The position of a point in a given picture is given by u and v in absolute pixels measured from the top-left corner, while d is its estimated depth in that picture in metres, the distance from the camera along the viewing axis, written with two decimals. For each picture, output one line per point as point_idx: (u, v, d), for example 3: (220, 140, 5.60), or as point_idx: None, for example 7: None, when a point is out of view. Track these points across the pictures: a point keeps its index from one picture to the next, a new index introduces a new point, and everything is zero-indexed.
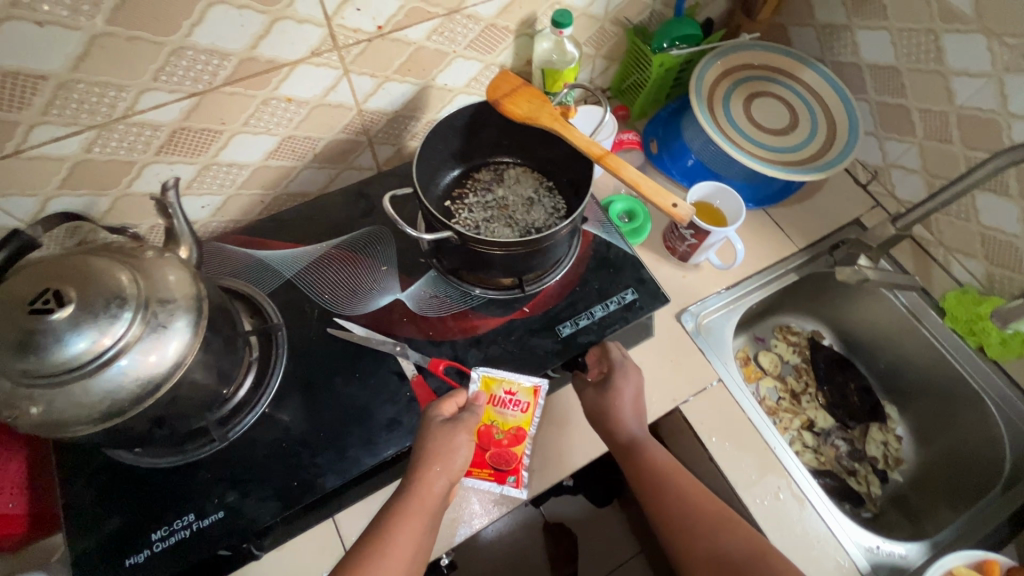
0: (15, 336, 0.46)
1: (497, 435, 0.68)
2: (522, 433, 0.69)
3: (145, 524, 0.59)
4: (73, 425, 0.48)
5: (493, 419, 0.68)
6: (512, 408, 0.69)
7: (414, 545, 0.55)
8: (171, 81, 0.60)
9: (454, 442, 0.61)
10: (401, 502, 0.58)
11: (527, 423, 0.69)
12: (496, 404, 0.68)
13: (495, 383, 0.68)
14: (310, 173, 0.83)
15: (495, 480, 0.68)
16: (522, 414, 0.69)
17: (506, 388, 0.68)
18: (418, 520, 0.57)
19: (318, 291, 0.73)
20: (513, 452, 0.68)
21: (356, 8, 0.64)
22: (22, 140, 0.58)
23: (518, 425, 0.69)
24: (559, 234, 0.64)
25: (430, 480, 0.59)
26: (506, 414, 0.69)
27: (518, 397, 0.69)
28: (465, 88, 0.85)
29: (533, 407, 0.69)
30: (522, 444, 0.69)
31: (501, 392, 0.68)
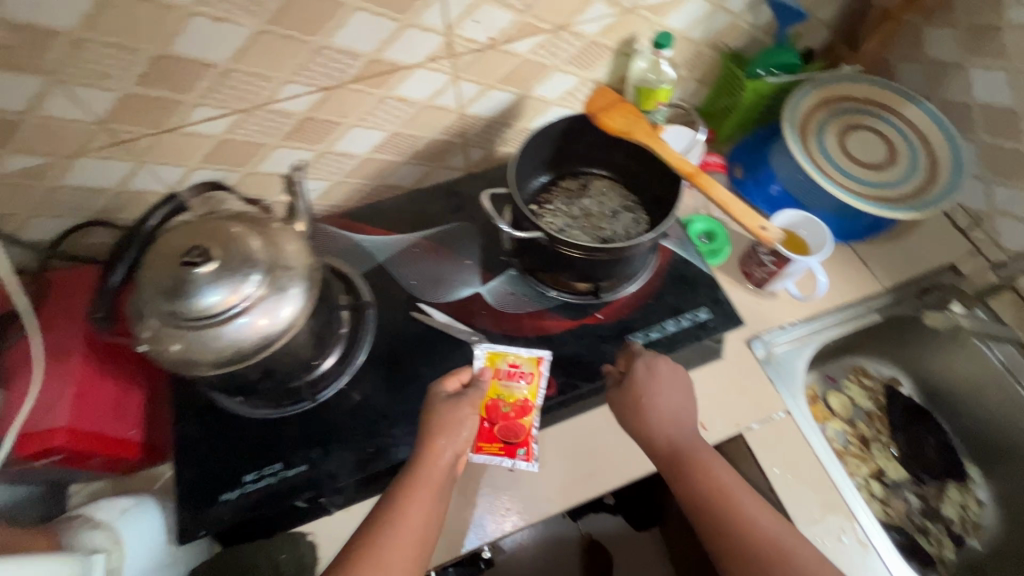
0: (168, 283, 0.54)
1: (504, 409, 0.68)
2: (527, 405, 0.69)
3: (239, 467, 0.65)
4: (198, 367, 0.55)
5: (498, 393, 0.69)
6: (519, 381, 0.70)
7: (424, 517, 0.57)
8: (309, 76, 0.68)
9: (458, 416, 0.63)
10: (408, 477, 0.59)
11: (533, 395, 0.69)
12: (502, 378, 0.70)
13: (500, 357, 0.71)
14: (408, 168, 0.90)
15: (506, 455, 0.68)
16: (528, 386, 0.70)
17: (509, 361, 0.71)
18: (425, 493, 0.58)
19: (406, 277, 0.79)
20: (521, 424, 0.68)
21: (475, 20, 0.70)
22: (183, 118, 0.66)
23: (525, 398, 0.69)
24: (643, 244, 0.67)
25: (437, 454, 0.60)
26: (512, 387, 0.69)
27: (523, 369, 0.71)
28: (559, 100, 0.89)
29: (536, 378, 0.70)
30: (527, 417, 0.68)
31: (505, 366, 0.71)
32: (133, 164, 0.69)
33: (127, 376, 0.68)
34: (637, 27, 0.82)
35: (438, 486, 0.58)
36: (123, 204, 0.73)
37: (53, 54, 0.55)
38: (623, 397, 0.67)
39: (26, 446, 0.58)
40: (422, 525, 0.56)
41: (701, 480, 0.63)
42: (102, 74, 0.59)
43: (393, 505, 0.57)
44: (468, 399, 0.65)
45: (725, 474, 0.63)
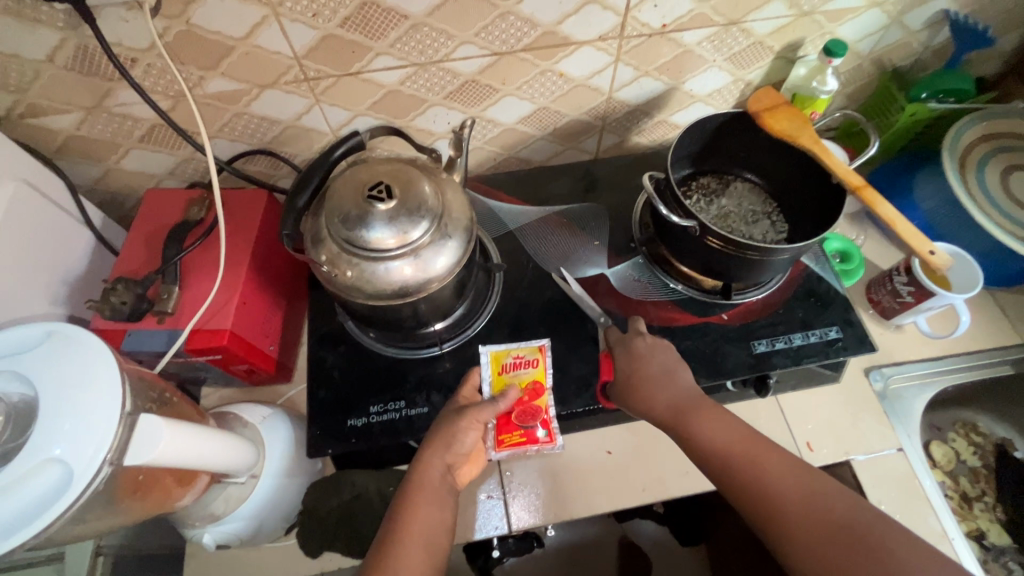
0: (352, 213, 0.57)
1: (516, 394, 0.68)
2: (539, 387, 0.69)
3: (367, 398, 0.69)
4: (353, 294, 0.60)
5: (508, 383, 0.69)
6: (524, 367, 0.70)
7: (429, 524, 0.55)
8: (486, 39, 0.70)
9: (449, 430, 0.61)
10: (404, 490, 0.58)
11: (542, 377, 0.69)
12: (507, 369, 0.70)
13: (503, 354, 0.71)
14: (543, 144, 0.91)
15: (528, 441, 0.67)
16: (534, 370, 0.70)
17: (513, 354, 0.71)
18: (427, 500, 0.57)
19: (535, 248, 0.81)
20: (536, 406, 0.68)
21: (654, 4, 0.70)
22: (366, 65, 0.70)
23: (534, 380, 0.69)
24: (780, 256, 0.65)
25: (436, 460, 0.59)
26: (519, 375, 0.69)
27: (525, 358, 0.71)
28: (706, 97, 0.88)
29: (543, 360, 0.71)
30: (543, 397, 0.68)
31: (509, 359, 0.71)
32: (311, 101, 0.74)
33: (276, 296, 0.72)
34: (807, 32, 0.80)
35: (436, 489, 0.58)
36: (291, 138, 0.79)
37: None
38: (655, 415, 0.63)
39: (194, 342, 0.63)
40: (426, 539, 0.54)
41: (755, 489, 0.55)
42: (313, 12, 0.63)
43: (398, 520, 0.55)
44: (471, 408, 0.62)
45: (783, 480, 0.55)
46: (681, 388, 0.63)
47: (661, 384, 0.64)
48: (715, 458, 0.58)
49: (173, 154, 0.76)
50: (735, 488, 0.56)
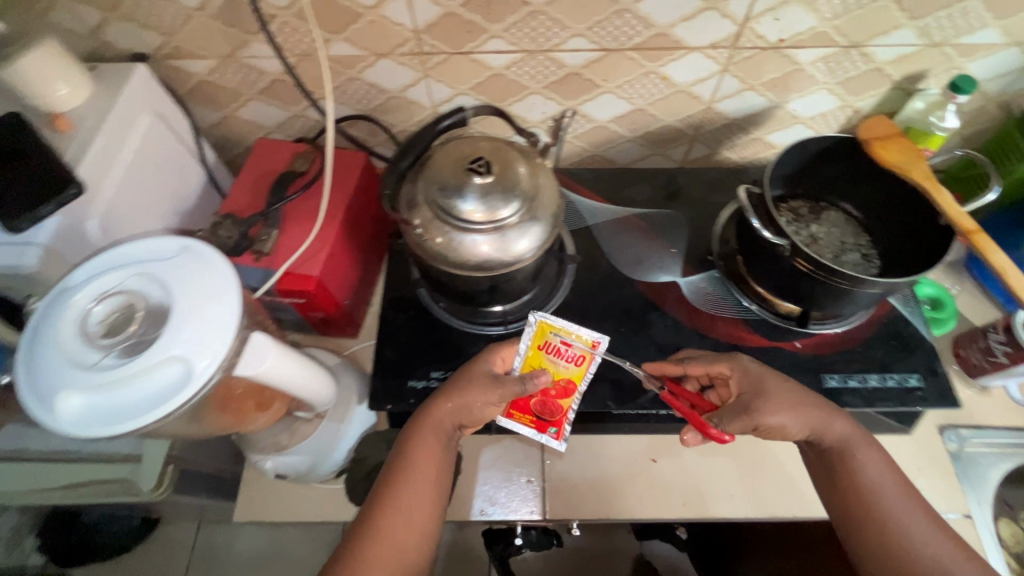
0: (451, 183, 0.60)
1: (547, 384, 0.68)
2: (570, 387, 0.69)
3: (429, 363, 0.72)
4: (434, 262, 0.62)
5: (544, 366, 0.68)
6: (566, 359, 0.69)
7: (436, 464, 0.61)
8: (598, 34, 0.71)
9: (464, 385, 0.62)
10: (413, 434, 0.61)
11: (577, 378, 0.69)
12: (549, 352, 0.69)
13: (551, 331, 0.69)
14: (631, 146, 0.91)
15: (535, 427, 0.70)
16: (574, 367, 0.69)
17: (562, 337, 0.69)
18: (434, 445, 0.61)
19: (610, 246, 0.81)
20: (559, 404, 0.69)
21: (775, 18, 0.69)
22: (477, 46, 0.73)
23: (569, 378, 0.69)
24: (868, 291, 0.63)
25: (445, 413, 0.62)
26: (558, 364, 0.69)
27: (573, 349, 0.69)
28: (809, 120, 0.85)
29: (587, 361, 0.69)
30: (569, 398, 0.69)
31: (556, 341, 0.69)
32: (419, 75, 0.77)
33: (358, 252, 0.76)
34: (932, 64, 0.76)
35: (443, 434, 0.61)
36: (393, 108, 0.82)
37: None
38: (829, 448, 0.63)
39: (285, 284, 0.68)
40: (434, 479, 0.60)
41: (871, 517, 0.59)
42: None
43: (406, 460, 0.60)
44: (498, 383, 0.62)
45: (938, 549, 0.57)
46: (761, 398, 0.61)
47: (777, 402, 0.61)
48: (869, 497, 0.59)
49: (286, 109, 0.82)
50: (845, 503, 0.60)
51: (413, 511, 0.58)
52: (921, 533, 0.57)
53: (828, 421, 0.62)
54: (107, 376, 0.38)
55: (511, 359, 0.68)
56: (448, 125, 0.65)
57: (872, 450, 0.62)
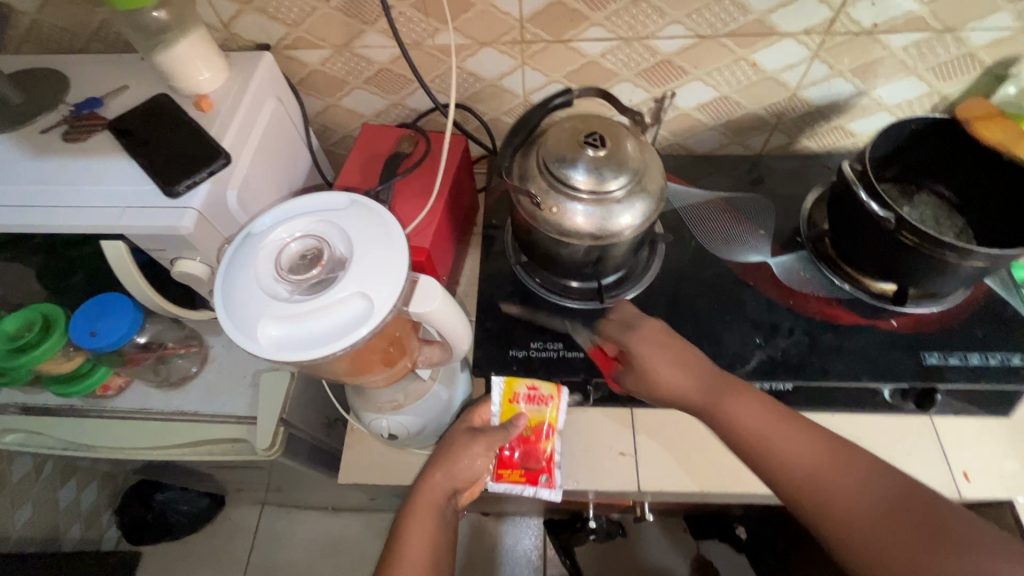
0: (565, 155, 0.64)
1: (526, 432, 0.69)
2: (548, 429, 0.69)
3: (528, 335, 0.75)
4: (539, 228, 0.65)
5: (519, 417, 0.69)
6: (537, 403, 0.69)
7: (428, 534, 0.62)
8: (695, 21, 0.74)
9: (455, 452, 0.66)
10: (408, 508, 0.64)
11: (553, 419, 0.70)
12: (520, 402, 0.69)
13: (518, 383, 0.70)
14: (711, 135, 0.93)
15: (528, 482, 0.68)
16: (548, 409, 0.70)
17: (529, 385, 0.69)
18: (428, 515, 0.63)
19: (698, 228, 0.83)
20: (542, 449, 0.69)
21: (872, 2, 0.71)
22: (577, 34, 0.76)
23: (546, 421, 0.69)
24: (966, 265, 0.63)
25: (438, 481, 0.65)
26: (532, 410, 0.70)
27: (542, 392, 0.69)
28: (894, 107, 0.86)
29: (558, 403, 0.70)
30: (548, 440, 0.69)
31: (524, 390, 0.69)
32: (517, 64, 0.81)
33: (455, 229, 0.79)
34: None
35: (433, 505, 0.64)
36: (488, 96, 0.87)
37: None
38: (703, 403, 0.60)
39: None
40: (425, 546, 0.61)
41: (761, 456, 0.56)
42: None
43: (400, 532, 0.63)
44: (481, 437, 0.67)
45: (819, 463, 0.54)
46: (649, 368, 0.63)
47: (655, 357, 0.63)
48: (744, 437, 0.58)
49: (388, 97, 0.87)
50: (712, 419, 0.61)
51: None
52: (798, 455, 0.55)
53: (699, 375, 0.62)
54: (296, 309, 0.42)
55: (488, 415, 0.70)
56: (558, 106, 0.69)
57: (741, 392, 0.60)
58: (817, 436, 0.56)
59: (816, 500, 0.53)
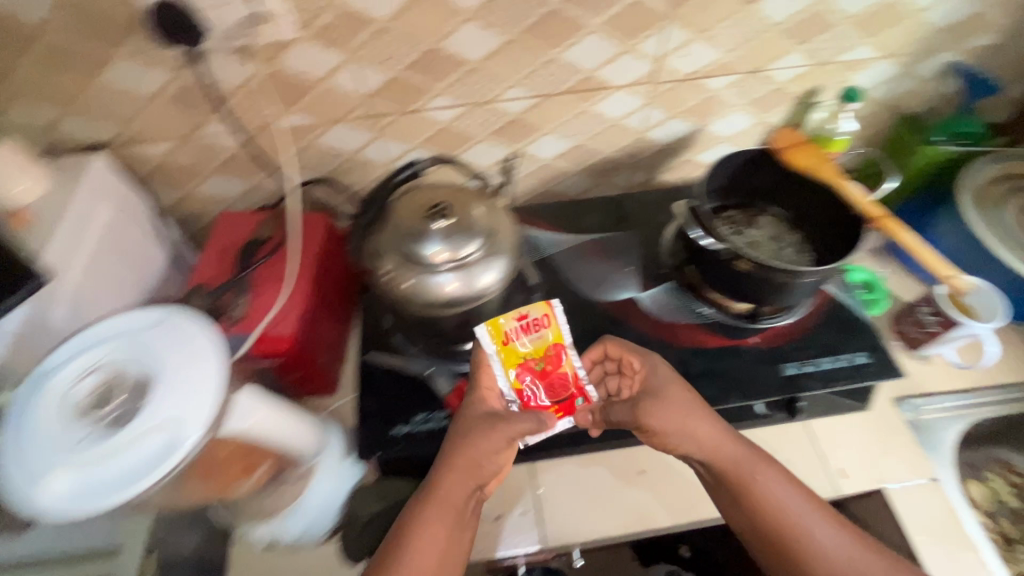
0: (411, 229, 0.64)
1: (535, 365, 0.70)
2: (557, 348, 0.70)
3: (411, 407, 0.73)
4: (403, 305, 0.65)
5: (519, 355, 0.69)
6: (525, 337, 0.69)
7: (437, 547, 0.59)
8: (533, 82, 0.78)
9: (478, 443, 0.62)
10: (424, 503, 0.61)
11: (557, 338, 0.70)
12: (512, 335, 0.69)
13: (500, 326, 0.69)
14: (577, 180, 0.98)
15: (565, 416, 0.70)
16: (540, 338, 0.70)
17: (518, 316, 0.69)
18: (446, 517, 0.60)
19: (571, 273, 0.85)
20: (565, 381, 0.70)
21: (686, 53, 0.78)
22: (425, 104, 0.78)
23: (551, 343, 0.70)
24: (804, 281, 0.69)
25: (460, 481, 0.62)
26: (520, 344, 0.69)
27: (532, 318, 0.70)
28: (731, 138, 0.95)
29: (553, 319, 0.70)
30: (563, 361, 0.71)
31: (513, 322, 0.69)
32: (373, 135, 0.82)
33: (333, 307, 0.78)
34: (825, 79, 0.86)
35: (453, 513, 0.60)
36: (352, 168, 0.87)
37: (361, 35, 0.68)
38: (733, 477, 0.65)
39: (261, 345, 0.68)
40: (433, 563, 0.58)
41: (788, 536, 0.61)
42: (385, 58, 0.71)
43: (411, 534, 0.59)
44: (499, 427, 0.63)
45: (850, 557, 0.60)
46: (652, 405, 0.67)
47: (663, 402, 0.67)
48: (777, 518, 0.62)
49: (247, 180, 0.85)
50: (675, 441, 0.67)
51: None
52: (828, 539, 0.61)
53: (716, 447, 0.65)
54: (101, 447, 0.39)
55: (495, 385, 0.69)
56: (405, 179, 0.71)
57: (765, 469, 0.64)
58: (838, 521, 0.62)
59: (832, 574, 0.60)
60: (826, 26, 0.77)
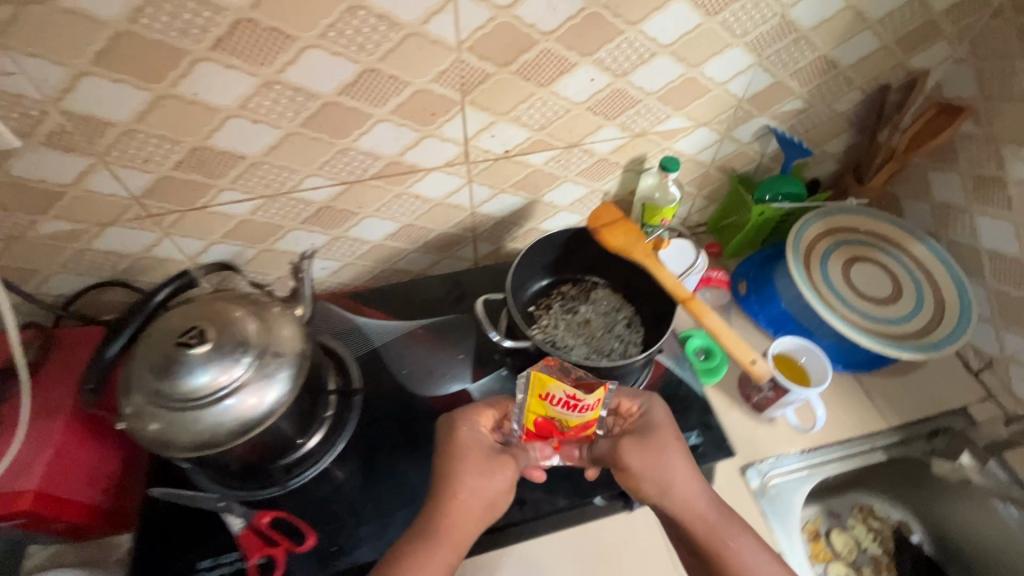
0: (160, 361, 0.56)
1: (561, 427, 0.66)
2: (591, 422, 0.66)
3: (203, 549, 0.65)
4: (172, 448, 0.56)
5: (555, 416, 0.65)
6: (577, 411, 0.63)
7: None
8: (331, 171, 0.72)
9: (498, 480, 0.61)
10: (427, 535, 0.57)
11: (596, 416, 0.65)
12: (558, 405, 0.63)
13: (553, 386, 0.62)
14: (417, 256, 0.93)
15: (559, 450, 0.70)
16: (589, 413, 0.64)
17: (568, 394, 0.62)
18: (447, 551, 0.57)
19: (399, 367, 0.80)
20: (581, 438, 0.67)
21: (492, 134, 0.74)
22: (210, 200, 0.71)
23: (586, 420, 0.65)
24: (634, 364, 0.68)
25: (462, 511, 0.59)
26: (571, 416, 0.64)
27: (584, 403, 0.62)
28: (569, 206, 0.93)
29: (600, 403, 0.64)
30: (590, 429, 0.67)
31: (562, 395, 0.62)
32: (159, 234, 0.74)
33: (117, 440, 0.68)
34: (647, 148, 0.86)
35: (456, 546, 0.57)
36: (145, 268, 0.78)
37: (103, 140, 0.60)
38: (699, 537, 0.61)
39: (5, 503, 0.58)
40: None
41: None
42: (143, 159, 0.63)
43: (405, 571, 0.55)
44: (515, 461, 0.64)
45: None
46: (653, 452, 0.63)
47: (662, 451, 0.63)
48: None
49: None
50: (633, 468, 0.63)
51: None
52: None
53: (691, 506, 0.62)
54: None
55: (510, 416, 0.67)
56: (166, 295, 0.63)
57: (740, 533, 0.61)
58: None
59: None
60: (631, 102, 0.76)
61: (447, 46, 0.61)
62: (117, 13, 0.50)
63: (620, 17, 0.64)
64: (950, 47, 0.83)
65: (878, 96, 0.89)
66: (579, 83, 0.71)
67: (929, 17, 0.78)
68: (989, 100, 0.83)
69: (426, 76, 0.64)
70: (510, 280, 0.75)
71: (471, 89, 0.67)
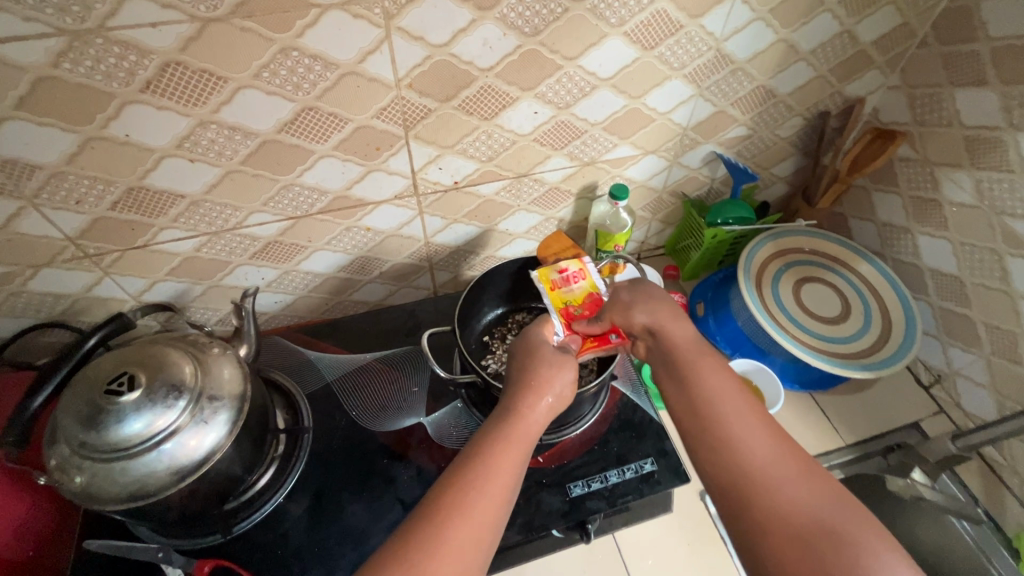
0: (89, 411, 0.54)
1: (577, 311, 0.71)
2: (596, 297, 0.73)
3: None
4: (103, 500, 0.54)
5: (564, 301, 0.72)
6: (573, 282, 0.73)
7: (511, 480, 0.50)
8: (276, 207, 0.72)
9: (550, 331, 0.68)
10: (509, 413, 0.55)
11: (593, 288, 0.73)
12: (558, 285, 0.73)
13: (548, 273, 0.74)
14: (373, 287, 0.91)
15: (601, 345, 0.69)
16: (583, 284, 0.73)
17: (558, 269, 0.74)
18: (518, 450, 0.52)
19: (352, 402, 0.80)
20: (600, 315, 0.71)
21: (439, 167, 0.75)
22: (151, 238, 0.69)
23: (587, 294, 0.73)
24: (586, 393, 0.70)
25: (532, 411, 0.56)
26: (572, 290, 0.73)
27: (571, 271, 0.74)
28: (524, 234, 0.93)
29: (589, 272, 0.75)
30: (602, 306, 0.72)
31: (556, 275, 0.74)
32: (98, 274, 0.72)
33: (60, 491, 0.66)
34: (597, 176, 0.87)
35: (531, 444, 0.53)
36: (84, 308, 0.75)
37: (31, 182, 0.59)
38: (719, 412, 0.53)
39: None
40: (505, 493, 0.48)
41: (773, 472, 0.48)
42: (75, 201, 0.62)
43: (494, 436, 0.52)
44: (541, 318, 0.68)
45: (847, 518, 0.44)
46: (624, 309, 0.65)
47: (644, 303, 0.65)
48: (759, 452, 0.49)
49: None
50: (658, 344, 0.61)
51: (477, 541, 0.45)
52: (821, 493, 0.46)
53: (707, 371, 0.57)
54: None
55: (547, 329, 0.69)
56: (100, 339, 0.64)
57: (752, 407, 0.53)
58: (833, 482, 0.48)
59: (743, 479, 0.48)
60: (576, 132, 0.78)
61: (386, 84, 0.62)
62: (38, 59, 0.49)
63: (558, 53, 0.66)
64: (883, 75, 0.86)
65: (819, 122, 0.92)
66: (523, 115, 0.72)
67: (860, 47, 0.81)
68: (922, 125, 0.85)
69: (367, 112, 0.64)
70: (458, 315, 0.79)
71: (414, 124, 0.68)
